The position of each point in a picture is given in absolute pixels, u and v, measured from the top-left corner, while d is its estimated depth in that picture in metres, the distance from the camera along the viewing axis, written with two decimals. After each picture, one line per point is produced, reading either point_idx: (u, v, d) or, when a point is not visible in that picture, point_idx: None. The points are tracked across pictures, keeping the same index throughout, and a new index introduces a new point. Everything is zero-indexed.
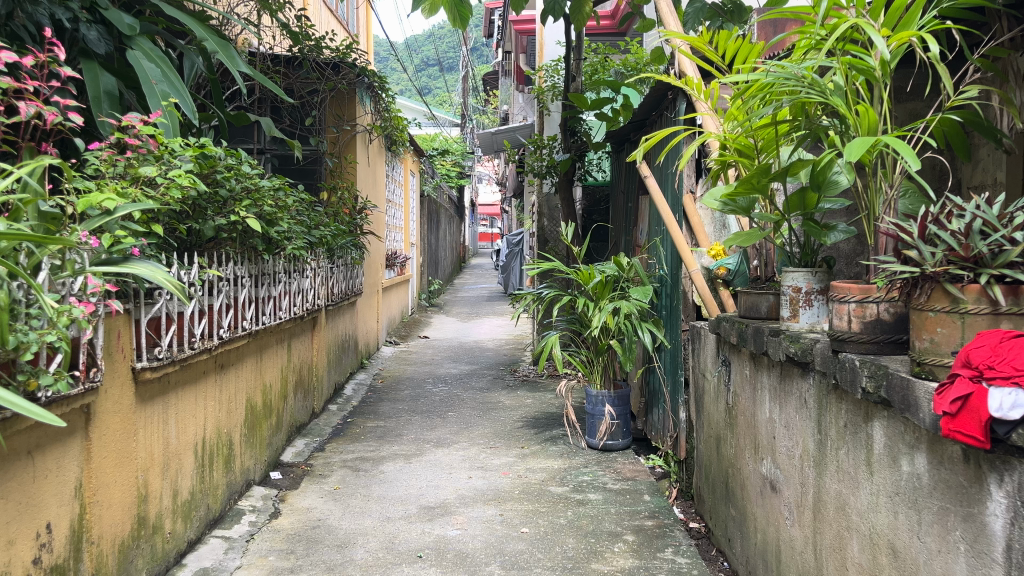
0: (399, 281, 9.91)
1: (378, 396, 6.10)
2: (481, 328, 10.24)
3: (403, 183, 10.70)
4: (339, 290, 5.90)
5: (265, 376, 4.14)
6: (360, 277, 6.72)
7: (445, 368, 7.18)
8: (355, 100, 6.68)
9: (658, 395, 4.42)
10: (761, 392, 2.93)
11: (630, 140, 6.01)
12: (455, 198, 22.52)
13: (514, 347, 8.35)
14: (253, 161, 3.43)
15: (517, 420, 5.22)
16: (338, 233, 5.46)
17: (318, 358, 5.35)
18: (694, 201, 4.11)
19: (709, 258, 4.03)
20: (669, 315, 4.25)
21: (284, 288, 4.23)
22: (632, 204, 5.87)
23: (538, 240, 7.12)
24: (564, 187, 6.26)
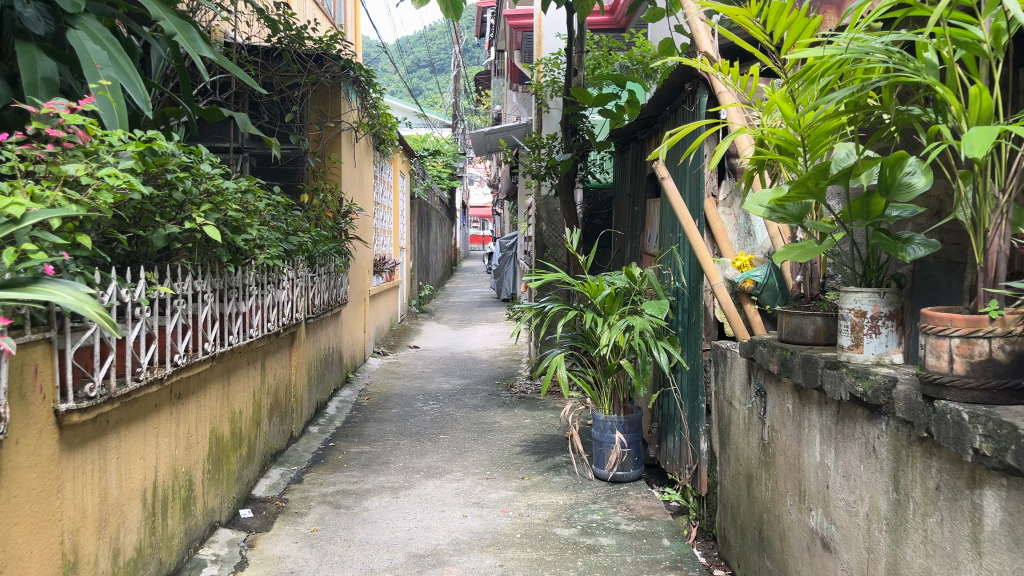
0: (388, 288, 9.45)
1: (364, 415, 5.63)
2: (474, 337, 9.78)
3: (393, 184, 10.23)
4: (322, 301, 5.43)
5: (234, 402, 3.66)
6: (345, 286, 6.25)
7: (436, 383, 6.72)
8: (340, 95, 6.21)
9: (673, 420, 3.98)
10: (808, 431, 2.50)
11: (636, 139, 5.58)
12: (447, 200, 22.04)
13: (510, 359, 7.89)
14: (216, 159, 2.97)
15: (515, 445, 4.77)
16: (319, 239, 4.99)
17: (297, 377, 4.88)
18: (716, 205, 3.67)
19: (734, 271, 3.58)
20: (687, 332, 3.81)
21: (255, 302, 3.76)
22: (639, 208, 5.44)
23: (536, 245, 6.67)
24: (564, 192, 5.84)
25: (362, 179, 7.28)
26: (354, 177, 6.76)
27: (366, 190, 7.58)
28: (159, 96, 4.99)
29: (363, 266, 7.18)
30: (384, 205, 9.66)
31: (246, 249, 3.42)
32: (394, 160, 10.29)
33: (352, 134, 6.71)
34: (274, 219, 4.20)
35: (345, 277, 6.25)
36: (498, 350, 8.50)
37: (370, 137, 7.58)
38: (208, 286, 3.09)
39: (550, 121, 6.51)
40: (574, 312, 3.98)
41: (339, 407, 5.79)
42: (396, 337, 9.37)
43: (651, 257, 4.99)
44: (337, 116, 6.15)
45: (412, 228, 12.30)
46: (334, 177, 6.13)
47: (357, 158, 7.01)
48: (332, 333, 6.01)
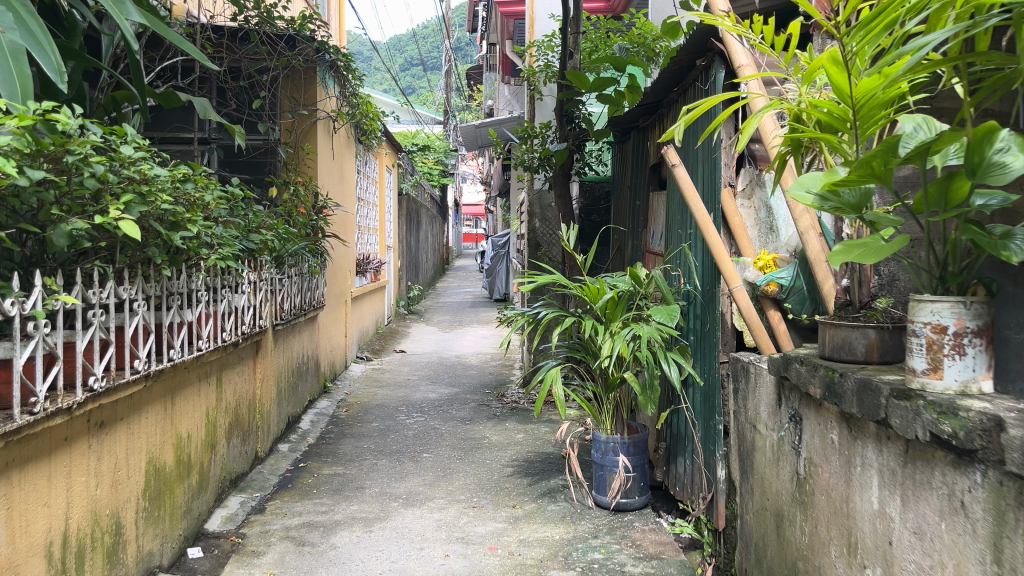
0: (373, 289, 8.97)
1: (341, 430, 5.15)
2: (464, 340, 9.30)
3: (378, 179, 9.74)
4: (294, 306, 4.94)
5: (180, 426, 3.17)
6: (321, 288, 5.77)
7: (421, 393, 6.24)
8: (315, 82, 5.71)
9: (684, 441, 3.52)
10: (861, 471, 2.04)
11: (637, 128, 5.11)
12: (438, 197, 21.54)
13: (501, 364, 7.41)
14: (143, 141, 2.48)
15: (506, 465, 4.29)
16: (288, 237, 4.51)
17: (263, 390, 4.40)
18: (734, 196, 3.20)
19: (755, 272, 3.12)
20: (701, 342, 3.34)
21: (206, 309, 3.27)
22: (641, 203, 4.98)
23: (528, 243, 6.19)
24: (559, 186, 5.38)
25: (342, 172, 6.78)
26: (332, 170, 6.27)
27: (347, 185, 7.09)
28: (109, 79, 4.50)
29: (342, 266, 6.69)
30: (369, 201, 9.16)
31: (191, 248, 2.94)
32: (380, 154, 9.79)
33: (330, 123, 6.23)
34: (231, 215, 3.71)
35: (321, 279, 5.77)
36: (489, 354, 8.02)
37: (350, 128, 7.09)
38: (139, 293, 2.60)
39: (543, 108, 6.03)
40: (572, 319, 3.49)
41: (314, 421, 5.31)
42: (382, 340, 8.87)
43: (656, 256, 4.52)
44: (312, 103, 5.66)
45: (401, 226, 11.81)
46: (308, 169, 5.65)
47: (336, 150, 6.52)
48: (307, 340, 5.52)
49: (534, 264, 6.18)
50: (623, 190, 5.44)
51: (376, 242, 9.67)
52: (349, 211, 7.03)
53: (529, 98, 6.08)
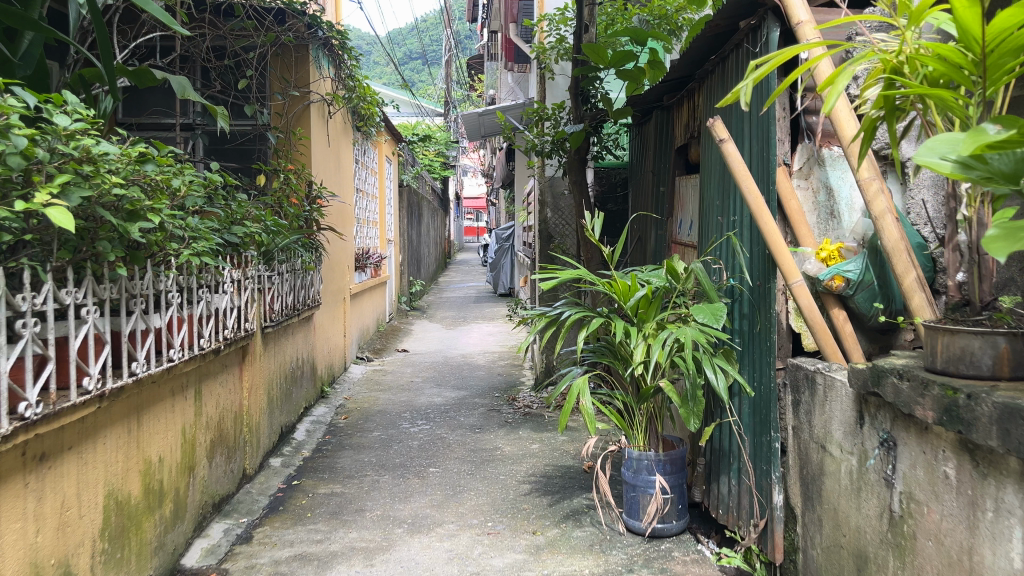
0: (373, 285, 8.52)
1: (340, 441, 4.71)
2: (469, 338, 8.85)
3: (378, 170, 9.29)
4: (285, 306, 4.49)
5: (149, 449, 2.74)
6: (316, 285, 5.33)
7: (426, 397, 5.80)
8: (308, 61, 5.25)
9: (729, 458, 3.06)
10: (995, 519, 1.60)
11: (660, 106, 4.65)
12: (440, 190, 21.09)
13: (510, 365, 6.97)
14: (87, 111, 2.09)
15: (522, 482, 3.85)
16: (276, 230, 4.06)
17: (251, 400, 3.96)
18: (789, 176, 2.75)
19: (817, 264, 2.67)
20: (752, 345, 2.89)
21: (179, 313, 2.83)
22: (666, 188, 4.53)
23: (540, 235, 5.74)
24: (576, 174, 4.91)
25: (339, 160, 6.32)
26: (327, 157, 5.81)
27: (344, 174, 6.64)
28: (76, 57, 4.05)
29: (340, 261, 6.24)
30: (368, 193, 8.71)
31: (154, 240, 2.50)
32: (379, 143, 9.32)
33: (323, 106, 5.77)
34: (206, 204, 3.26)
35: (317, 276, 5.33)
36: (497, 353, 7.58)
37: (346, 112, 6.62)
38: (89, 297, 2.16)
39: (553, 88, 5.56)
40: (601, 319, 3.03)
41: (309, 431, 4.87)
42: (383, 339, 8.43)
43: (686, 247, 4.08)
44: (304, 84, 5.21)
45: (402, 218, 11.35)
46: (300, 156, 5.19)
47: (331, 137, 6.06)
48: (301, 342, 5.08)
49: (546, 258, 5.73)
50: (644, 176, 4.99)
51: (376, 235, 9.22)
52: (345, 202, 6.58)
53: (540, 77, 5.61)
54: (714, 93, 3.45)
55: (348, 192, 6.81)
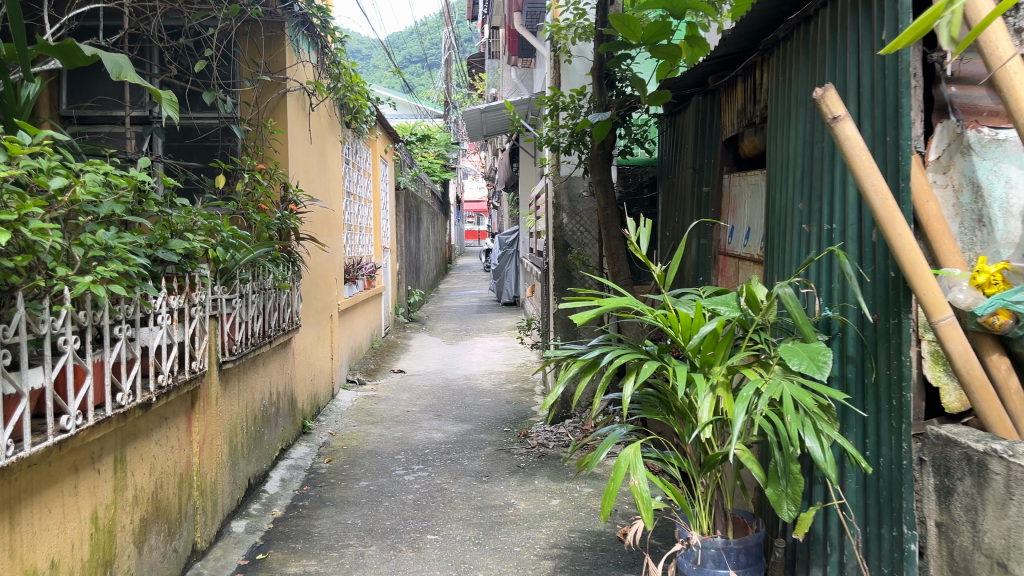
0: (367, 298, 7.76)
1: (320, 492, 3.93)
2: (473, 355, 8.07)
3: (372, 171, 8.52)
4: (252, 334, 3.73)
5: (35, 554, 1.97)
6: (295, 304, 4.56)
7: (423, 432, 5.01)
8: (284, 43, 4.49)
9: (826, 549, 2.29)
10: None
11: (703, 90, 3.89)
12: (440, 194, 20.33)
13: (519, 390, 6.18)
14: None
15: (544, 558, 3.06)
16: (236, 243, 3.30)
17: (205, 455, 3.17)
18: (924, 169, 1.99)
19: (969, 294, 1.90)
20: (869, 401, 2.11)
21: (78, 362, 2.06)
22: (711, 189, 3.77)
23: (554, 245, 4.98)
24: (601, 173, 4.15)
25: (323, 159, 5.55)
26: (308, 156, 5.05)
27: (331, 175, 5.88)
28: None
29: (324, 276, 5.48)
30: (361, 196, 7.93)
31: (18, 264, 1.74)
32: (373, 142, 8.55)
33: (303, 97, 5.00)
34: (130, 211, 2.49)
35: (296, 294, 4.56)
36: (504, 375, 6.78)
37: (333, 106, 5.86)
38: None
39: (569, 73, 4.78)
40: (657, 363, 2.25)
41: (284, 479, 4.09)
42: (377, 358, 7.64)
43: (746, 260, 3.31)
44: (278, 68, 4.44)
45: (399, 224, 10.57)
46: (274, 153, 4.42)
47: (314, 133, 5.30)
48: (275, 374, 4.31)
49: (562, 270, 4.95)
50: (682, 174, 4.24)
51: (370, 243, 8.45)
52: (331, 207, 5.81)
53: (554, 61, 4.84)
54: (790, 66, 2.69)
55: (334, 199, 6.05)
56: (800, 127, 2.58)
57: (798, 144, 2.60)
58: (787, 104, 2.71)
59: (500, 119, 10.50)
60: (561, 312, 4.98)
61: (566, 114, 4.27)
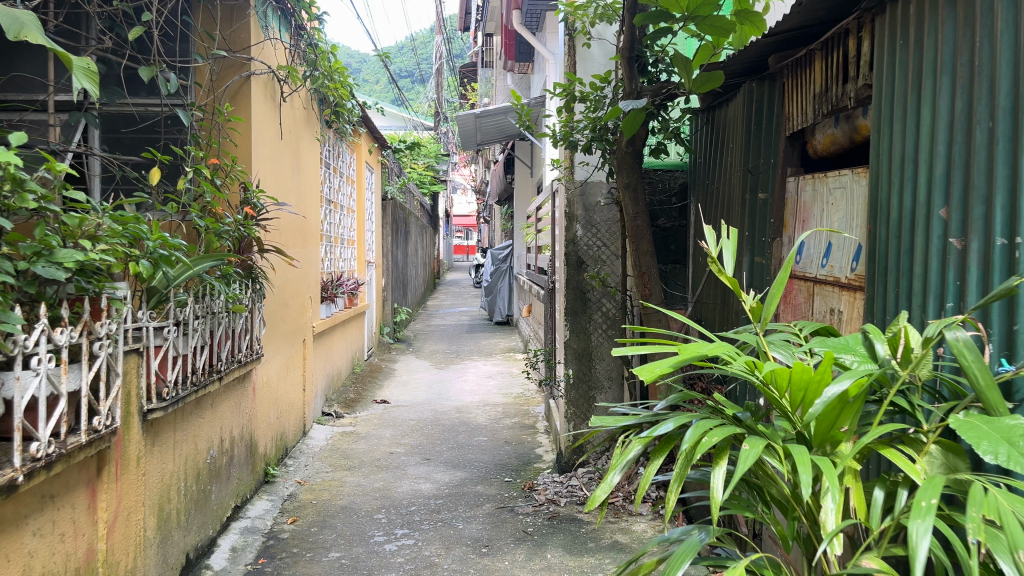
0: (349, 317, 6.99)
1: (279, 567, 3.14)
2: (465, 382, 7.30)
3: (356, 178, 7.78)
4: (194, 370, 2.96)
5: None
6: (257, 329, 3.79)
7: (409, 482, 4.23)
8: (247, 15, 3.74)
9: None
10: None
11: (757, 74, 3.18)
12: (429, 206, 19.58)
13: (519, 427, 5.42)
14: None
15: None
16: (169, 254, 2.54)
17: (116, 539, 2.37)
18: None
19: None
20: None
21: None
22: (769, 197, 3.05)
23: (566, 262, 4.25)
24: (630, 176, 3.42)
25: (297, 159, 4.81)
26: (276, 154, 4.30)
27: (307, 177, 5.13)
28: None
29: (295, 294, 4.72)
30: (343, 205, 7.18)
31: None
32: (357, 146, 7.80)
33: (272, 83, 4.26)
34: None
35: (259, 318, 3.79)
36: (501, 408, 6.01)
37: (311, 99, 5.12)
38: None
39: (586, 59, 4.07)
40: (763, 443, 1.50)
41: (234, 549, 3.29)
42: (358, 386, 6.85)
43: (825, 284, 2.61)
44: (240, 46, 3.71)
45: (385, 237, 9.81)
46: (233, 147, 3.67)
47: (286, 128, 4.55)
48: (228, 415, 3.54)
49: (575, 292, 4.22)
50: (728, 180, 3.51)
51: (353, 256, 7.68)
52: (306, 214, 5.06)
53: (568, 45, 4.13)
54: (916, 22, 1.99)
55: (311, 206, 5.30)
56: (942, 102, 1.85)
57: (935, 125, 1.87)
58: (913, 75, 1.98)
59: (496, 125, 9.78)
60: (574, 342, 4.23)
61: (586, 106, 3.56)
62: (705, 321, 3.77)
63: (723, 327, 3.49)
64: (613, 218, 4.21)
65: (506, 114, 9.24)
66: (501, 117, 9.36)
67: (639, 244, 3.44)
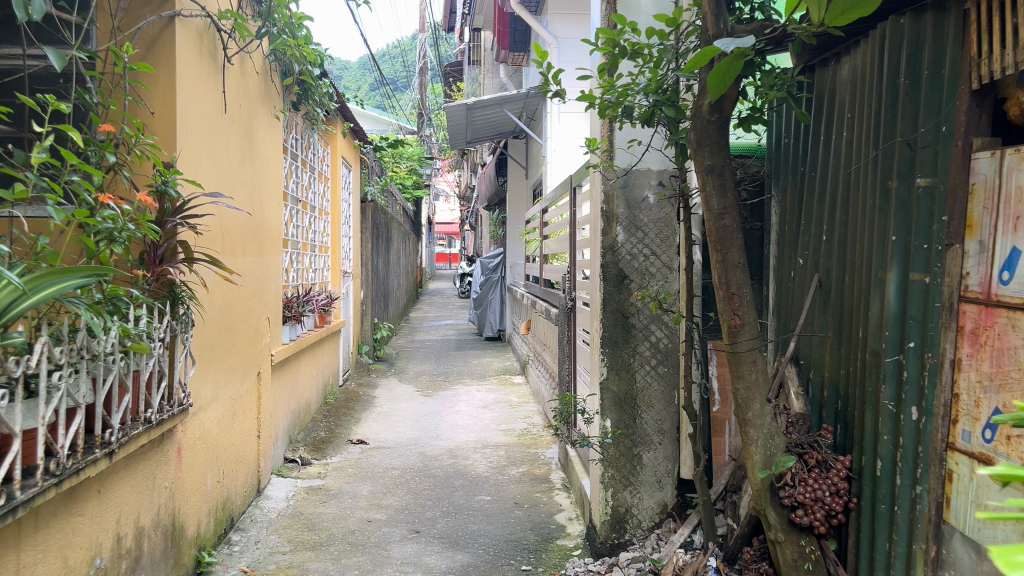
0: (321, 338, 5.91)
1: None
2: (458, 413, 6.23)
3: (330, 175, 6.70)
4: (57, 447, 1.88)
5: None
6: (183, 370, 2.72)
7: (393, 571, 3.13)
8: None
9: None
10: None
11: (906, 4, 2.17)
12: (412, 212, 18.47)
13: (529, 481, 4.33)
14: None
15: None
16: None
17: None
18: None
19: None
20: None
21: None
22: (936, 181, 2.03)
23: (603, 276, 3.20)
24: (714, 154, 2.38)
25: (248, 140, 3.75)
26: (215, 129, 3.22)
27: (264, 166, 4.08)
28: None
29: (241, 315, 3.64)
30: (314, 206, 6.10)
31: None
32: (332, 137, 6.72)
33: (209, 34, 3.19)
34: None
35: (182, 355, 2.71)
36: (505, 453, 4.93)
37: (268, 67, 4.05)
38: None
39: (632, 3, 3.01)
40: None
41: None
42: (331, 421, 5.74)
43: None
44: None
45: (364, 244, 8.70)
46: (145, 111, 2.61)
47: (232, 99, 3.47)
48: (134, 496, 2.44)
49: (613, 317, 3.19)
50: (845, 164, 2.49)
51: (326, 265, 6.59)
52: (260, 211, 4.00)
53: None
54: None
55: (269, 204, 4.24)
56: None
57: None
58: None
59: (489, 118, 8.71)
60: (612, 383, 3.20)
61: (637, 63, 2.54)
62: (802, 360, 2.74)
63: (841, 372, 2.46)
64: (665, 218, 3.18)
65: (500, 106, 8.17)
66: (496, 108, 8.29)
67: (727, 249, 2.39)
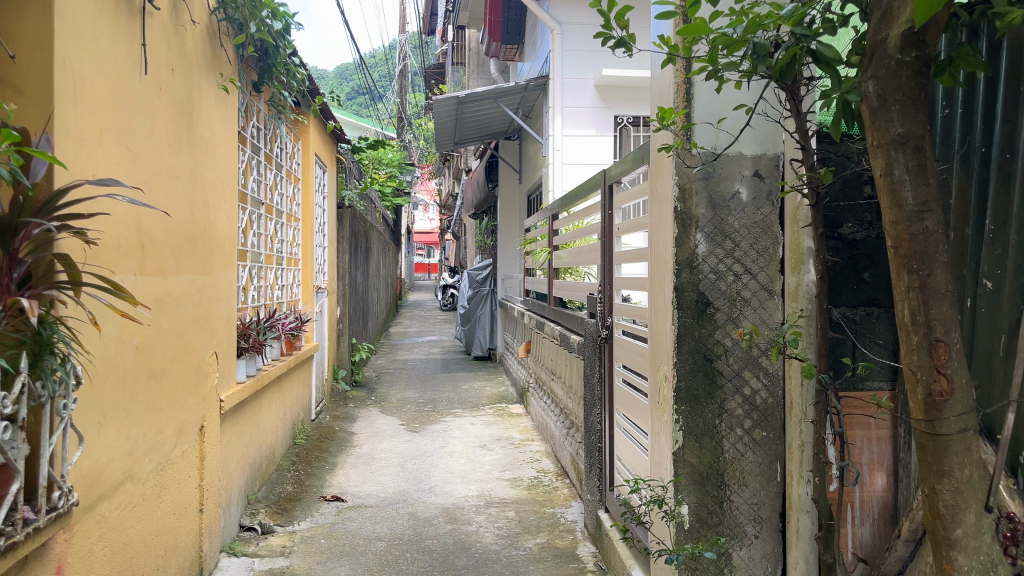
0: (290, 368, 4.94)
1: None
2: (453, 455, 5.27)
3: (301, 174, 5.76)
4: None
5: None
6: (58, 455, 1.76)
7: None
8: None
9: None
10: None
11: None
12: (392, 221, 17.44)
13: (552, 559, 3.38)
14: None
15: None
16: None
17: None
18: None
19: None
20: None
21: None
22: None
23: (676, 302, 2.29)
24: (906, 119, 1.47)
25: (186, 117, 2.81)
26: (128, 94, 2.28)
27: (211, 155, 3.14)
28: None
29: (173, 354, 2.70)
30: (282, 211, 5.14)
31: None
32: (303, 131, 5.77)
33: None
34: None
35: (57, 435, 1.74)
36: (515, 515, 3.98)
37: (215, 26, 3.13)
38: None
39: None
40: None
41: None
42: (300, 469, 4.75)
43: None
44: None
45: (342, 255, 7.73)
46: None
47: (158, 58, 2.53)
48: None
49: (692, 362, 2.28)
50: None
51: (296, 280, 5.62)
52: (205, 212, 3.06)
53: None
54: None
55: (220, 205, 3.29)
56: None
57: None
58: None
59: (480, 115, 7.80)
60: (690, 456, 2.29)
61: None
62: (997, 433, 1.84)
63: None
64: (762, 222, 2.29)
65: (495, 100, 7.26)
66: (490, 103, 7.37)
67: (929, 270, 1.48)
